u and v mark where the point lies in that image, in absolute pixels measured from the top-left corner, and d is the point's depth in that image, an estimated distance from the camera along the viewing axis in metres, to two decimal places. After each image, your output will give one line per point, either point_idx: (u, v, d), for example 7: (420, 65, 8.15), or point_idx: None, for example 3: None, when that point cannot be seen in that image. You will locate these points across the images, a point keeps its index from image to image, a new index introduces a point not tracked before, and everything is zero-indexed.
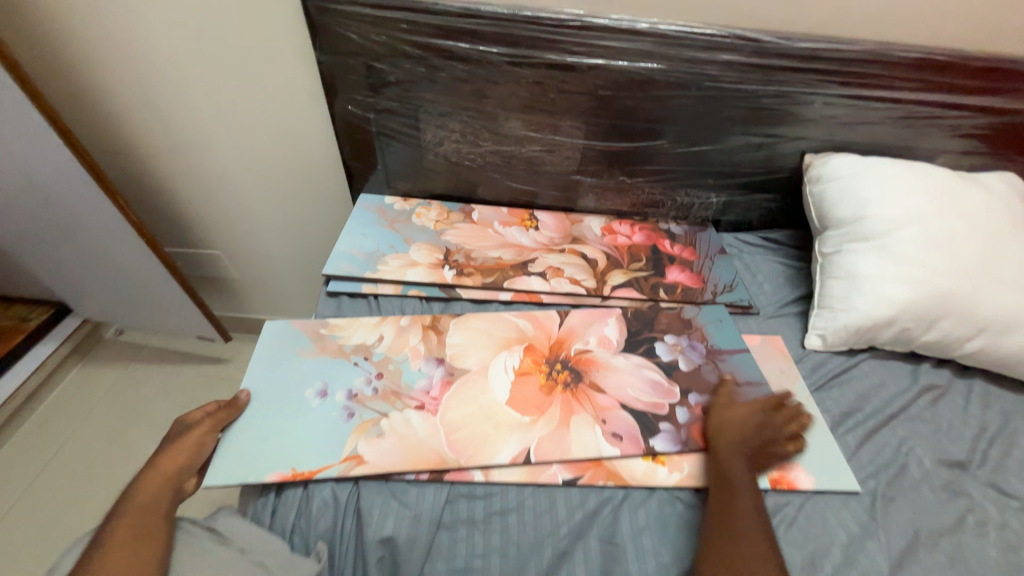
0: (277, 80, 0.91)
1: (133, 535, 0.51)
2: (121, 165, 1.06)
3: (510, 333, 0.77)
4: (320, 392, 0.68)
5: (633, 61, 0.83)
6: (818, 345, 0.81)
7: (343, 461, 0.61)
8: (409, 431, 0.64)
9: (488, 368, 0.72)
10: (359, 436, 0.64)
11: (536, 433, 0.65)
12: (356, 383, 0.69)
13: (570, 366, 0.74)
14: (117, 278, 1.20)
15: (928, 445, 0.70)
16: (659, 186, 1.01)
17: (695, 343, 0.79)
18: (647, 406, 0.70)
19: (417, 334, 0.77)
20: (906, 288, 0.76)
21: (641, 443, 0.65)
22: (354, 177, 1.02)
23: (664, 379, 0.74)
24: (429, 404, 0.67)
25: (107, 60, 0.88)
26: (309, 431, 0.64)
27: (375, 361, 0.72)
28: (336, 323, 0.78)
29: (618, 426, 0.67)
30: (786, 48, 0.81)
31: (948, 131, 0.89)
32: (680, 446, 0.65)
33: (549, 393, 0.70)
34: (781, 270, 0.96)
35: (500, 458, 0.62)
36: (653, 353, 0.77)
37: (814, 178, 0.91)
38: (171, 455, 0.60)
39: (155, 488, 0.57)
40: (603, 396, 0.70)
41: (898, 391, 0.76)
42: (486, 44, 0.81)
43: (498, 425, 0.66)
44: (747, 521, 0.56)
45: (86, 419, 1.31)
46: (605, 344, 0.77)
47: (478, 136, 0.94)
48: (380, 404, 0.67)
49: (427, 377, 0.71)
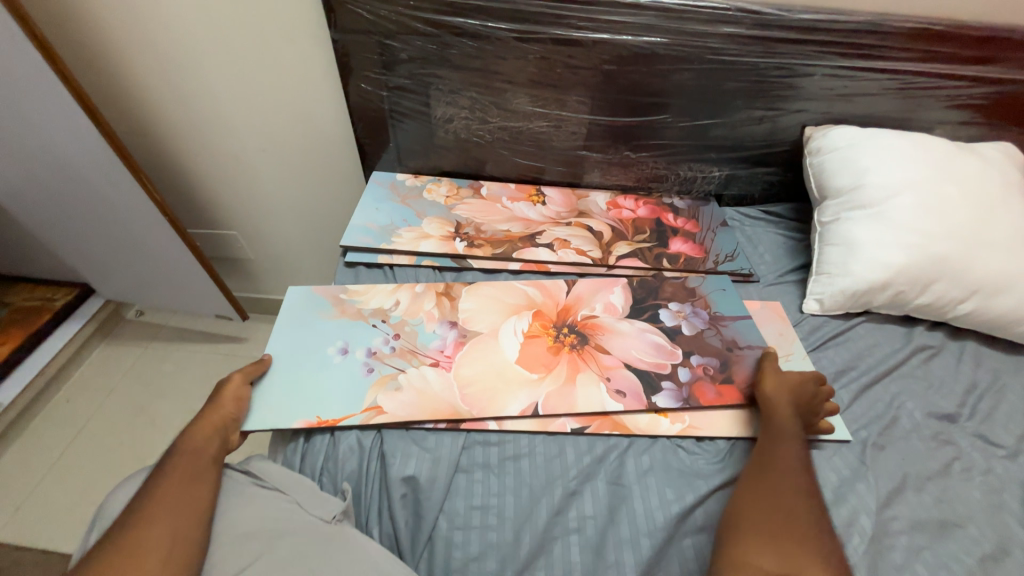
0: (293, 60, 0.94)
1: (186, 474, 0.55)
2: (142, 146, 1.09)
3: (520, 299, 0.81)
4: (341, 350, 0.73)
5: (637, 35, 0.85)
6: (815, 309, 0.84)
7: (363, 411, 0.66)
8: (425, 384, 0.69)
9: (498, 330, 0.76)
10: (378, 389, 0.68)
11: (544, 389, 0.69)
12: (375, 343, 0.74)
13: (577, 329, 0.77)
14: (139, 258, 1.24)
15: (920, 399, 0.73)
16: (663, 160, 1.03)
17: (698, 309, 0.83)
18: (650, 365, 0.74)
19: (431, 300, 0.81)
20: (901, 252, 0.79)
21: (643, 399, 0.69)
22: (367, 155, 1.05)
23: (667, 342, 0.77)
24: (444, 362, 0.72)
25: (130, 42, 0.92)
26: (333, 386, 0.69)
27: (392, 324, 0.77)
28: (354, 290, 0.82)
29: (621, 383, 0.71)
30: (787, 21, 0.83)
31: (945, 102, 0.91)
32: (682, 403, 0.69)
33: (556, 352, 0.74)
34: (781, 241, 0.98)
35: (510, 410, 0.67)
36: (656, 319, 0.81)
37: (814, 149, 0.93)
38: (215, 409, 0.63)
39: (202, 436, 0.60)
40: (608, 356, 0.74)
41: (892, 351, 0.80)
42: (495, 20, 0.84)
43: (508, 381, 0.70)
44: (789, 479, 0.57)
45: (112, 392, 1.37)
46: (611, 310, 0.81)
47: (487, 112, 0.97)
48: (398, 361, 0.72)
49: (441, 338, 0.75)
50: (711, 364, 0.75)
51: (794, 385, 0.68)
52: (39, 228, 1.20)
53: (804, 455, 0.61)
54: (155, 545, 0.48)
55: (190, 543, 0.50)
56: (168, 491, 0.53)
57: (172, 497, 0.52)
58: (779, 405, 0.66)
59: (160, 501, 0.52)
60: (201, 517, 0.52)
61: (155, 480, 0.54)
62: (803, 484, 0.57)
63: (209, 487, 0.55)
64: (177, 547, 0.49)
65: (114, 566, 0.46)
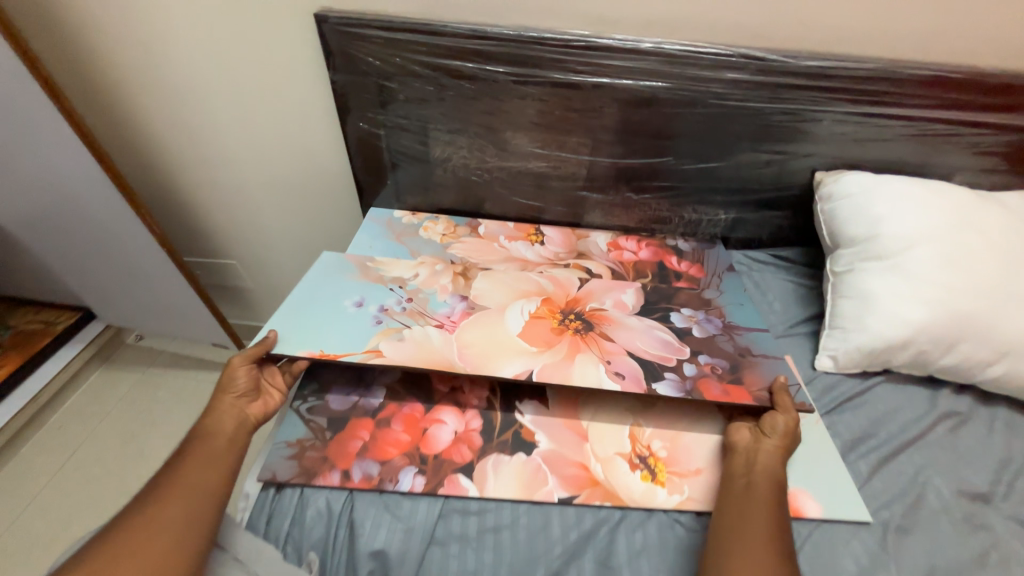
0: (292, 98, 0.95)
1: (203, 457, 0.58)
2: (147, 178, 1.10)
3: (531, 286, 0.82)
4: (356, 302, 0.76)
5: (638, 79, 0.83)
6: (829, 366, 0.78)
7: (364, 352, 0.68)
8: (427, 340, 0.71)
9: (505, 308, 0.78)
10: (382, 337, 0.71)
11: (542, 359, 0.69)
12: (388, 302, 0.77)
13: (583, 318, 0.77)
14: (138, 286, 1.23)
15: (948, 474, 0.66)
16: (667, 202, 1.00)
17: (712, 317, 0.80)
18: (655, 356, 0.71)
19: (448, 278, 0.84)
20: (922, 309, 0.73)
21: (643, 384, 0.67)
22: (365, 192, 1.04)
23: (674, 340, 0.75)
24: (449, 325, 0.74)
25: (136, 79, 0.93)
26: (341, 329, 0.71)
27: (409, 290, 0.80)
28: (381, 261, 0.86)
29: (622, 366, 0.69)
30: (794, 66, 0.80)
31: (966, 148, 0.87)
32: (685, 393, 0.66)
33: (559, 334, 0.73)
34: (792, 288, 0.94)
35: (505, 371, 0.67)
36: (667, 319, 0.79)
37: (825, 195, 0.89)
38: (224, 394, 0.64)
39: (224, 413, 0.62)
40: (611, 343, 0.73)
41: (915, 418, 0.73)
42: (493, 64, 0.84)
43: (507, 348, 0.70)
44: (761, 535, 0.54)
45: (103, 421, 1.34)
46: (620, 306, 0.80)
47: (485, 152, 0.96)
48: (407, 318, 0.74)
49: (450, 307, 0.78)
50: (720, 364, 0.71)
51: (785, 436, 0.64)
52: (44, 255, 1.21)
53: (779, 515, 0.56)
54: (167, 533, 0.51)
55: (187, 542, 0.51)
56: (180, 482, 0.55)
57: (191, 482, 0.55)
58: (766, 445, 0.63)
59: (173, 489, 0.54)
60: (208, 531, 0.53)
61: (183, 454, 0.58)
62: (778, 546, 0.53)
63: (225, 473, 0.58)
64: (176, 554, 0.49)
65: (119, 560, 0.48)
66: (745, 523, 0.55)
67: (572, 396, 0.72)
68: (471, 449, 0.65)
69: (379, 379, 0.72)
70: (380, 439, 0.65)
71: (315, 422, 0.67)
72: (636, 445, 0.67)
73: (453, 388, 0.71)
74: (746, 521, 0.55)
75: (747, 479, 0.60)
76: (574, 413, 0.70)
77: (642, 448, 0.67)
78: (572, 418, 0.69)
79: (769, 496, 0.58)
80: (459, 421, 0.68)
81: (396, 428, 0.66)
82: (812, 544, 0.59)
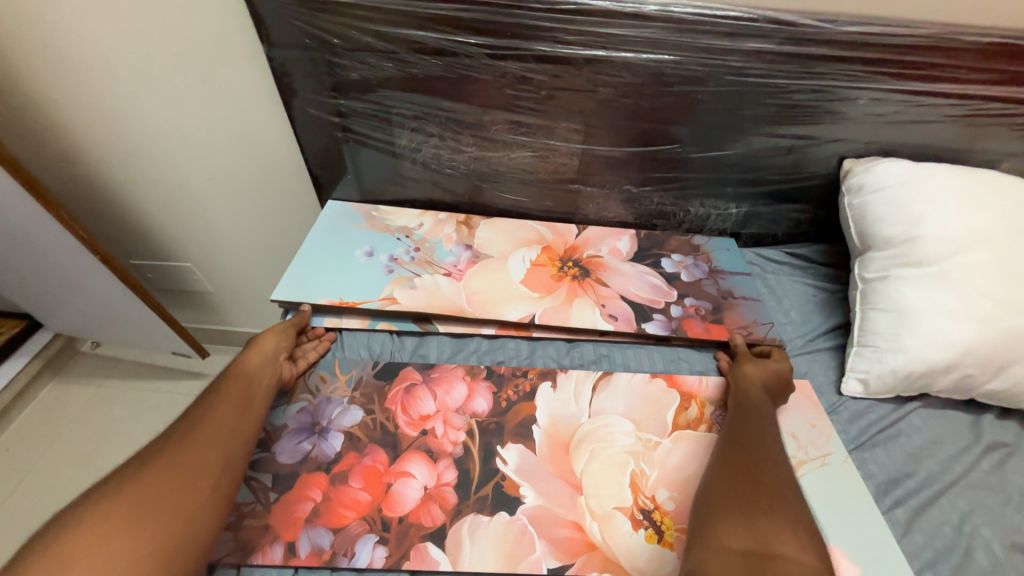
0: (236, 79, 0.81)
1: (236, 399, 0.58)
2: (69, 174, 0.94)
3: (532, 235, 0.86)
4: (368, 253, 0.80)
5: (639, 51, 0.70)
6: (857, 391, 0.68)
7: (380, 299, 0.73)
8: (437, 288, 0.75)
9: (508, 256, 0.81)
10: (395, 285, 0.75)
11: (543, 304, 0.74)
12: (397, 251, 0.80)
13: (581, 264, 0.81)
14: (77, 296, 1.09)
15: (996, 522, 0.57)
16: (671, 195, 0.87)
17: (699, 262, 0.84)
18: (645, 300, 0.77)
19: (452, 226, 0.86)
20: (969, 327, 0.63)
21: (634, 324, 0.73)
22: (323, 187, 0.90)
23: (664, 284, 0.80)
24: (456, 273, 0.78)
25: (34, 59, 0.77)
26: (354, 278, 0.76)
27: (415, 240, 0.83)
28: (386, 209, 0.88)
29: (616, 309, 0.75)
30: (829, 33, 0.67)
31: (1018, 131, 0.75)
32: (670, 332, 0.73)
33: (558, 279, 0.78)
34: (812, 293, 0.82)
35: (510, 315, 0.72)
36: (658, 266, 0.83)
37: (853, 187, 0.77)
38: (259, 350, 0.64)
39: (256, 367, 0.62)
40: (607, 288, 0.78)
41: (956, 452, 0.64)
42: (463, 34, 0.69)
43: (511, 294, 0.75)
44: (766, 456, 0.55)
45: (55, 441, 1.22)
46: (615, 253, 0.84)
47: (460, 140, 0.82)
48: (416, 267, 0.78)
49: (456, 256, 0.81)
50: (703, 306, 0.77)
51: (773, 375, 0.66)
52: None
53: (776, 440, 0.58)
54: (175, 508, 0.47)
55: (196, 526, 0.47)
56: (193, 445, 0.52)
57: (209, 447, 0.52)
58: (750, 383, 0.65)
59: (184, 453, 0.51)
60: (210, 516, 0.48)
61: (208, 405, 0.57)
62: (783, 467, 0.54)
63: (249, 436, 0.56)
64: (174, 545, 0.45)
65: (112, 539, 0.43)
66: (741, 455, 0.56)
67: (563, 437, 0.62)
68: (444, 508, 0.55)
69: (338, 423, 0.61)
70: (335, 500, 0.55)
71: (257, 480, 0.56)
72: (638, 496, 0.57)
73: (424, 431, 0.61)
74: (752, 457, 0.55)
75: (739, 413, 0.62)
76: (565, 459, 0.60)
77: (645, 499, 0.57)
78: (563, 465, 0.59)
79: (761, 423, 0.60)
80: (429, 474, 0.57)
81: (354, 485, 0.56)
82: None
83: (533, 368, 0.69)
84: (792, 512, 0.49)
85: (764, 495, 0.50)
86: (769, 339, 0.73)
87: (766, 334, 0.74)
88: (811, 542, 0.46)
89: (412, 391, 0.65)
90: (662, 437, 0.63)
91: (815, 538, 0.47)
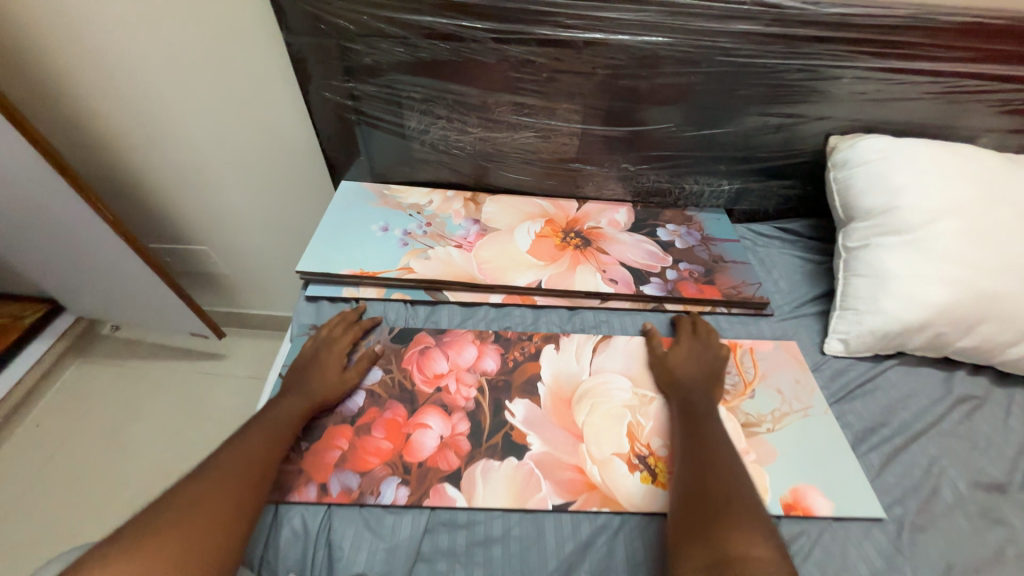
0: (253, 64, 0.85)
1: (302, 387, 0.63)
2: (90, 159, 0.98)
3: (536, 209, 0.91)
4: (383, 228, 0.85)
5: (635, 34, 0.74)
6: (839, 350, 0.73)
7: (398, 269, 0.78)
8: (450, 258, 0.80)
9: (514, 229, 0.87)
10: (411, 257, 0.80)
11: (549, 271, 0.80)
12: (410, 226, 0.85)
13: (583, 235, 0.86)
14: (100, 278, 1.14)
15: (963, 465, 0.63)
16: (667, 173, 0.92)
17: (693, 231, 0.90)
18: (642, 266, 0.82)
19: (459, 203, 0.91)
20: (943, 289, 0.68)
21: (633, 287, 0.79)
22: (336, 169, 0.95)
23: (659, 251, 0.85)
24: (466, 245, 0.83)
25: (65, 51, 0.82)
26: (372, 251, 0.81)
27: (426, 216, 0.88)
28: (396, 189, 0.93)
29: (616, 274, 0.80)
30: (813, 15, 0.71)
31: (993, 107, 0.79)
32: (666, 293, 0.78)
33: (562, 249, 0.83)
34: (799, 265, 0.87)
35: (518, 282, 0.78)
36: (654, 234, 0.88)
37: (839, 162, 0.81)
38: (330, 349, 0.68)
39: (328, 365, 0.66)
40: (606, 256, 0.83)
41: (929, 404, 0.69)
42: (469, 19, 0.73)
43: (518, 262, 0.81)
44: (712, 462, 0.56)
45: (83, 418, 1.28)
46: (614, 224, 0.89)
47: (466, 122, 0.86)
48: (429, 240, 0.83)
49: (465, 229, 0.86)
50: (696, 270, 0.83)
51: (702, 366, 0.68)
52: None
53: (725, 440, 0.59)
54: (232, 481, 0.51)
55: (236, 532, 0.48)
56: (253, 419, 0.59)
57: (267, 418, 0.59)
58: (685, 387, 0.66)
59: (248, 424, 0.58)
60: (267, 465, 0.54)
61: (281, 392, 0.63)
62: (731, 468, 0.55)
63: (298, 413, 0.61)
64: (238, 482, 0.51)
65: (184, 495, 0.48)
66: (689, 472, 0.55)
67: (564, 394, 0.67)
68: (459, 454, 0.61)
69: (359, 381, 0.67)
70: (360, 448, 0.60)
71: None
72: (635, 444, 0.63)
73: (439, 388, 0.66)
74: (700, 469, 0.55)
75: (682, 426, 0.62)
76: (567, 413, 0.65)
77: (641, 446, 0.63)
78: (566, 418, 0.65)
79: (703, 427, 0.60)
80: (445, 425, 0.63)
81: (377, 435, 0.62)
82: (801, 548, 0.55)
83: (537, 333, 0.74)
84: (742, 510, 0.49)
85: (714, 507, 0.50)
86: (757, 297, 0.79)
87: (755, 293, 0.79)
88: (769, 536, 0.47)
89: (426, 353, 0.70)
90: (656, 393, 0.68)
91: (777, 531, 0.49)
